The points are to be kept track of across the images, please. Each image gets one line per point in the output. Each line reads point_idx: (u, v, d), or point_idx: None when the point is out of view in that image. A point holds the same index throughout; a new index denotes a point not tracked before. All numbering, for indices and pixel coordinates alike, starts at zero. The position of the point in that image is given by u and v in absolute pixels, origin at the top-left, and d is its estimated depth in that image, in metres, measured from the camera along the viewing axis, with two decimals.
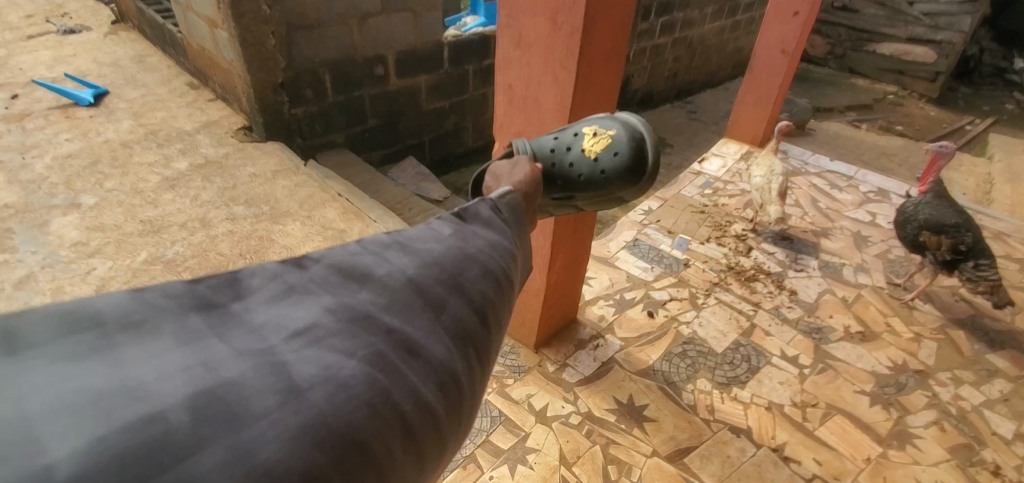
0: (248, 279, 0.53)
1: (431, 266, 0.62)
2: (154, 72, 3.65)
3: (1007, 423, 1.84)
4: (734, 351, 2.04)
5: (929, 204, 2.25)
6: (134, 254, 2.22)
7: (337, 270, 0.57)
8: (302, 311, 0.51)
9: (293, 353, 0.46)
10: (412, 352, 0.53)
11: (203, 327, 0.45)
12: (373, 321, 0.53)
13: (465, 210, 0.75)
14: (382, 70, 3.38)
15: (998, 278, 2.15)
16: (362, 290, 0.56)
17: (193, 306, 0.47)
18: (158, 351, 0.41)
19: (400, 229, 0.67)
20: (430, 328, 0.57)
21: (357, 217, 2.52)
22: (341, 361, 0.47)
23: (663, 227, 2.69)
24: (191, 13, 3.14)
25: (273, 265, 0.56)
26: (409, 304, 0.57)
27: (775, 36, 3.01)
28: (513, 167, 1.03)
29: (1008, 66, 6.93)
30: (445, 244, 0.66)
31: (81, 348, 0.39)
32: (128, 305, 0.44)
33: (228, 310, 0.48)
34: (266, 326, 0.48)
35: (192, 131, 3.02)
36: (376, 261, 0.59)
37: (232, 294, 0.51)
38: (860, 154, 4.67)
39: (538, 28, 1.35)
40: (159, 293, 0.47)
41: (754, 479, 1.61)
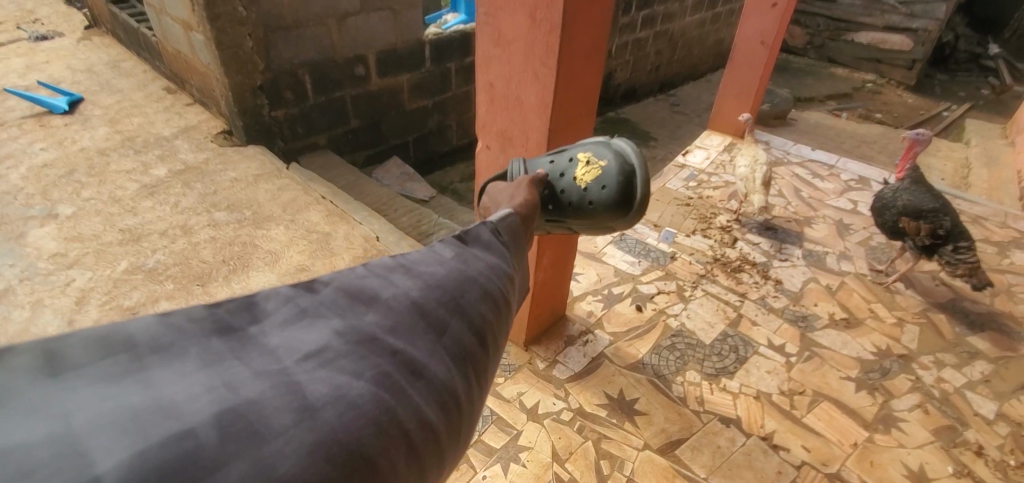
0: (264, 302, 0.56)
1: (434, 287, 0.65)
2: (130, 77, 3.58)
3: (988, 403, 1.88)
4: (721, 342, 2.06)
5: (907, 191, 2.28)
6: (114, 263, 2.18)
7: (345, 293, 0.60)
8: (314, 334, 0.54)
9: (305, 373, 0.48)
10: (415, 372, 0.56)
11: (224, 349, 0.48)
12: (379, 343, 0.56)
13: (467, 234, 0.80)
14: (363, 70, 3.35)
15: (976, 260, 2.18)
16: (369, 312, 0.59)
17: (213, 329, 0.50)
18: (186, 373, 0.44)
19: (405, 252, 0.71)
20: (432, 348, 0.59)
21: (342, 219, 2.49)
22: (350, 382, 0.50)
23: (649, 221, 2.71)
24: (165, 16, 3.08)
25: (286, 289, 0.59)
26: (412, 325, 0.60)
27: (754, 27, 3.03)
28: (514, 188, 1.08)
29: (982, 52, 7.07)
30: (447, 266, 0.70)
31: (116, 369, 0.42)
32: (157, 328, 0.47)
33: (246, 334, 0.51)
34: (281, 348, 0.51)
35: (171, 137, 2.97)
36: (382, 284, 0.63)
37: (249, 317, 0.54)
38: (841, 142, 4.73)
39: (518, 25, 1.34)
40: (184, 317, 0.49)
41: (744, 469, 1.63)
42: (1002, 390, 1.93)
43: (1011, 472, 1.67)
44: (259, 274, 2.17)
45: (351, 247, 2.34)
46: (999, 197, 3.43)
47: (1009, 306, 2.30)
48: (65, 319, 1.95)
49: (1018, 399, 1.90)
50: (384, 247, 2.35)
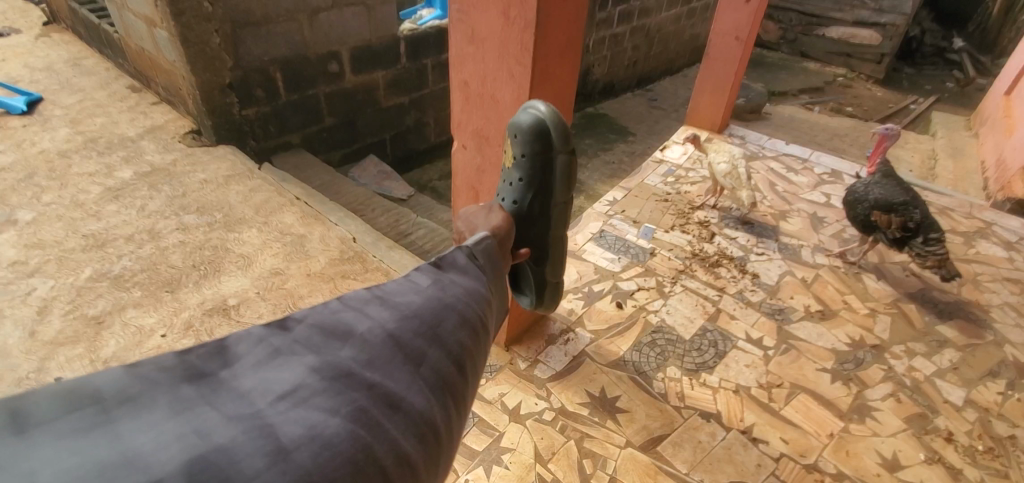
0: (235, 346, 0.71)
1: (408, 319, 0.82)
2: (92, 75, 3.45)
3: (957, 390, 1.93)
4: (701, 337, 2.07)
5: (878, 185, 2.32)
6: (78, 270, 2.10)
7: (318, 331, 0.76)
8: (289, 373, 0.68)
9: (279, 414, 0.62)
10: (392, 406, 0.70)
11: (193, 395, 0.62)
12: (355, 377, 0.70)
13: (443, 261, 0.99)
14: (337, 68, 3.28)
15: (945, 252, 2.24)
16: (344, 348, 0.74)
17: (184, 376, 0.64)
18: (155, 421, 0.57)
19: (381, 285, 0.88)
20: (409, 380, 0.75)
21: (317, 221, 2.44)
22: (324, 420, 0.63)
23: (628, 218, 2.72)
24: (128, 12, 2.97)
25: (259, 329, 0.74)
26: (387, 358, 0.75)
27: (729, 23, 3.05)
28: (487, 213, 1.30)
29: (947, 46, 7.30)
30: (421, 296, 0.88)
31: (84, 423, 0.54)
32: (125, 380, 0.60)
33: (217, 378, 0.66)
34: (254, 391, 0.65)
35: (136, 137, 2.87)
36: (357, 319, 0.79)
37: (220, 362, 0.68)
38: (814, 135, 4.81)
39: (491, 23, 1.31)
40: (153, 367, 0.63)
41: (725, 463, 1.65)
42: (970, 377, 1.98)
43: (980, 457, 1.72)
44: (231, 279, 2.11)
45: (327, 248, 2.30)
46: (965, 188, 3.53)
47: (975, 295, 2.36)
48: (26, 330, 1.87)
49: (985, 385, 1.96)
50: (361, 249, 2.31)
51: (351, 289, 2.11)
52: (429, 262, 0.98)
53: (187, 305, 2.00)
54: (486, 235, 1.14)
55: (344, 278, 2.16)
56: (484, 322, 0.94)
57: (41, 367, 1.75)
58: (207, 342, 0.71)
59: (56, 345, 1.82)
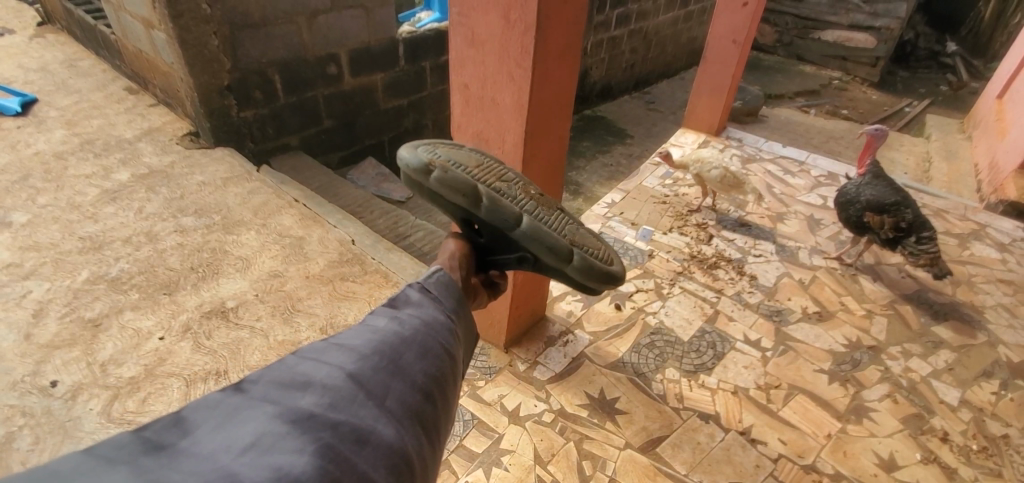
0: (190, 416, 0.68)
1: (368, 357, 0.81)
2: (88, 77, 3.43)
3: (953, 390, 1.94)
4: (699, 338, 2.08)
5: (869, 186, 2.35)
6: (74, 273, 2.09)
7: (276, 385, 0.73)
8: (250, 426, 0.66)
9: (245, 464, 0.61)
10: (359, 441, 0.69)
11: (151, 463, 0.59)
12: (319, 418, 0.69)
13: (399, 300, 0.98)
14: (335, 70, 3.28)
15: (938, 250, 2.25)
16: (304, 395, 0.72)
17: (141, 450, 0.61)
18: None
19: (339, 333, 0.86)
20: (376, 414, 0.74)
21: (315, 223, 2.44)
22: (292, 461, 0.62)
23: (627, 220, 2.73)
24: (125, 13, 2.96)
25: (214, 395, 0.72)
26: (351, 397, 0.74)
27: (726, 26, 3.07)
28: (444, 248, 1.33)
29: (940, 50, 7.37)
30: (380, 334, 0.86)
31: None
32: (75, 461, 0.57)
33: (175, 448, 0.63)
34: (215, 450, 0.62)
35: (133, 139, 2.86)
36: (315, 366, 0.77)
37: (177, 433, 0.65)
38: (810, 138, 4.84)
39: (492, 26, 1.32)
40: (105, 448, 0.60)
41: (724, 464, 1.65)
42: (965, 377, 2.00)
43: (974, 457, 1.73)
44: (229, 281, 2.11)
45: (326, 251, 2.29)
46: (959, 190, 3.56)
47: (970, 296, 2.38)
48: (23, 333, 1.86)
49: (979, 385, 1.97)
50: (360, 251, 2.31)
51: (350, 291, 2.10)
52: (386, 303, 0.97)
53: (186, 307, 1.99)
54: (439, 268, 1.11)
55: (342, 280, 2.15)
56: (451, 349, 0.94)
57: (38, 370, 1.74)
58: (161, 416, 0.68)
59: (52, 347, 1.81)
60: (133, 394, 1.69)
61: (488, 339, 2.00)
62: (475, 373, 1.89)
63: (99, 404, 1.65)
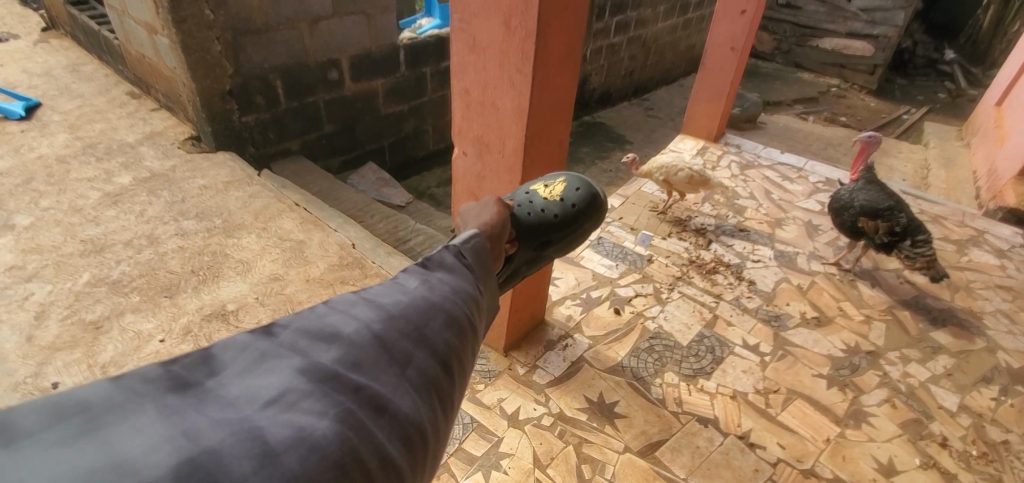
0: (219, 355, 0.57)
1: (395, 319, 0.67)
2: (91, 81, 3.46)
3: (952, 396, 1.95)
4: (698, 343, 2.09)
5: (862, 191, 2.37)
6: (76, 275, 2.10)
7: (305, 334, 0.62)
8: (275, 378, 0.55)
9: (268, 418, 0.50)
10: (378, 409, 0.58)
11: (182, 404, 0.49)
12: (342, 380, 0.57)
13: (430, 259, 0.82)
14: (337, 75, 3.30)
15: (933, 253, 2.27)
16: (329, 350, 0.60)
17: (169, 386, 0.51)
18: (143, 426, 0.45)
19: (368, 286, 0.73)
20: (395, 382, 0.61)
21: (316, 227, 2.45)
22: (313, 423, 0.51)
23: (626, 224, 2.74)
24: (128, 19, 2.98)
25: (243, 336, 0.60)
26: (375, 360, 0.62)
27: (724, 33, 3.10)
28: (482, 209, 1.06)
29: (938, 58, 7.42)
30: (411, 295, 0.72)
31: (67, 432, 0.43)
32: (110, 393, 0.48)
33: (203, 388, 0.52)
34: (240, 398, 0.52)
35: (135, 143, 2.88)
36: (343, 320, 0.64)
37: (205, 371, 0.55)
38: (808, 144, 4.86)
39: (493, 32, 1.34)
40: (137, 378, 0.51)
41: (723, 468, 1.65)
42: (965, 383, 2.00)
43: (974, 462, 1.73)
44: (230, 284, 2.11)
45: (327, 254, 2.30)
46: (957, 197, 3.57)
47: (968, 301, 2.39)
48: (24, 335, 1.86)
49: (978, 391, 1.98)
50: (360, 254, 2.32)
51: None
52: (416, 260, 0.81)
53: (186, 310, 2.00)
54: (474, 232, 0.94)
55: (343, 283, 2.16)
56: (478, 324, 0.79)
57: (39, 371, 1.75)
58: (190, 350, 0.57)
59: (54, 349, 1.82)
60: None
61: (488, 343, 2.00)
62: (475, 376, 1.89)
63: None
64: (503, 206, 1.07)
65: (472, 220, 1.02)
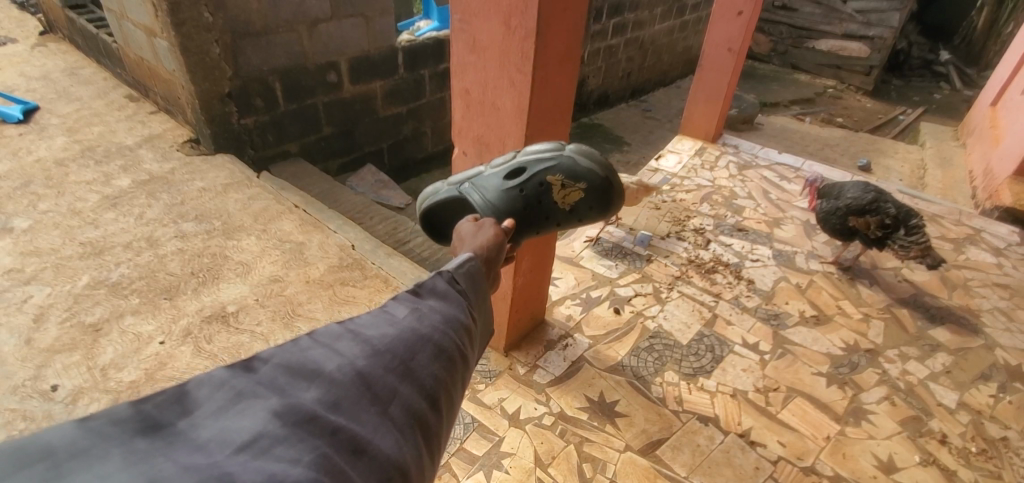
0: (195, 392, 0.56)
1: (380, 354, 0.68)
2: (89, 85, 3.46)
3: (951, 393, 1.95)
4: (698, 342, 2.09)
5: (843, 194, 2.40)
6: (75, 278, 2.10)
7: (285, 369, 0.61)
8: (249, 419, 0.54)
9: (238, 465, 0.49)
10: (355, 451, 0.58)
11: (150, 449, 0.48)
12: (320, 422, 0.57)
13: (422, 285, 0.83)
14: (335, 77, 3.31)
15: (928, 241, 2.26)
16: (309, 389, 0.60)
17: (138, 429, 0.50)
18: (108, 475, 0.44)
19: (354, 317, 0.73)
20: (377, 422, 0.62)
21: (316, 228, 2.45)
22: (286, 469, 0.50)
23: (625, 225, 2.75)
24: (127, 21, 2.99)
25: (220, 371, 0.60)
26: (355, 399, 0.62)
27: (722, 35, 3.11)
28: (478, 228, 1.09)
29: (933, 59, 7.46)
30: (399, 326, 0.73)
31: (31, 481, 0.42)
32: (76, 435, 0.47)
33: (174, 430, 0.52)
34: (213, 440, 0.51)
35: (133, 146, 2.88)
36: (327, 356, 0.64)
37: (179, 410, 0.54)
38: (806, 145, 4.87)
39: (493, 32, 1.34)
40: (106, 420, 0.50)
41: (723, 466, 1.66)
42: (962, 380, 2.01)
43: (973, 458, 1.74)
44: (230, 286, 2.11)
45: (326, 256, 2.30)
46: (954, 197, 3.59)
47: (966, 299, 2.40)
48: (24, 338, 1.86)
49: (977, 388, 1.98)
50: (360, 256, 2.32)
51: (351, 296, 2.11)
52: (406, 287, 0.82)
53: (186, 312, 2.00)
54: (469, 255, 0.96)
55: (342, 285, 2.16)
56: (465, 355, 0.80)
57: (38, 374, 1.74)
58: (163, 387, 0.56)
59: (53, 352, 1.82)
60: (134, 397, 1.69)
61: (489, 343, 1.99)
62: (474, 376, 1.89)
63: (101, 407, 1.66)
64: (504, 228, 1.11)
65: (470, 240, 1.06)
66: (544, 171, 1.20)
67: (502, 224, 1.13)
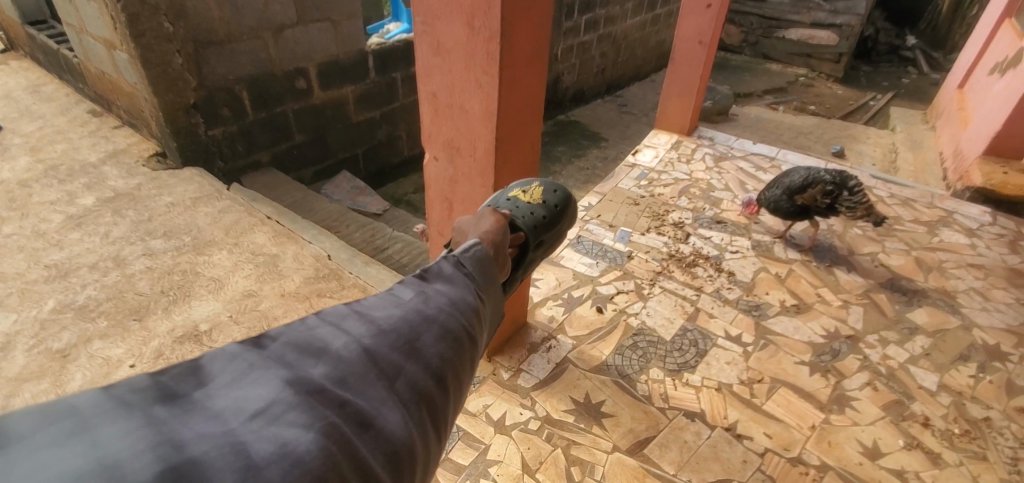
0: (209, 365, 0.58)
1: (385, 334, 0.68)
2: (50, 102, 3.34)
3: (931, 375, 1.98)
4: (681, 337, 2.09)
5: (779, 179, 2.45)
6: (40, 303, 2.02)
7: (294, 347, 0.62)
8: (261, 388, 0.56)
9: (251, 432, 0.51)
10: (363, 425, 0.58)
11: (169, 414, 0.50)
12: (328, 394, 0.58)
13: (428, 270, 0.83)
14: (305, 84, 3.24)
15: (869, 198, 2.32)
16: (317, 365, 0.61)
17: (156, 396, 0.52)
18: (131, 430, 0.46)
19: (361, 299, 0.73)
20: (384, 396, 0.62)
21: (289, 239, 2.39)
22: (298, 436, 0.52)
23: (604, 222, 2.73)
24: (86, 35, 2.89)
25: (233, 346, 0.61)
26: (362, 375, 0.62)
27: (692, 28, 3.11)
28: (478, 219, 1.08)
29: (900, 44, 7.59)
30: (404, 308, 0.73)
31: (61, 432, 0.44)
32: (102, 399, 0.49)
33: (189, 399, 0.53)
34: (227, 409, 0.52)
35: (97, 163, 2.78)
36: (333, 334, 0.65)
37: (193, 382, 0.56)
38: (780, 134, 4.93)
39: (456, 34, 1.31)
40: (125, 388, 0.51)
41: (711, 461, 1.65)
42: (942, 362, 2.03)
43: (956, 440, 1.76)
44: (202, 303, 2.05)
45: (302, 267, 2.25)
46: (926, 179, 3.64)
47: (942, 281, 2.43)
48: None
49: (956, 369, 2.01)
50: (336, 266, 2.27)
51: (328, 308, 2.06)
52: (413, 273, 0.82)
53: (157, 333, 1.93)
54: (477, 241, 0.95)
55: (319, 296, 2.11)
56: (475, 337, 0.79)
57: (4, 405, 1.67)
58: (178, 362, 0.58)
59: (20, 381, 1.74)
60: None
61: None
62: None
63: None
64: (501, 214, 1.11)
65: (473, 228, 1.04)
66: (503, 194, 1.30)
67: (496, 210, 1.14)
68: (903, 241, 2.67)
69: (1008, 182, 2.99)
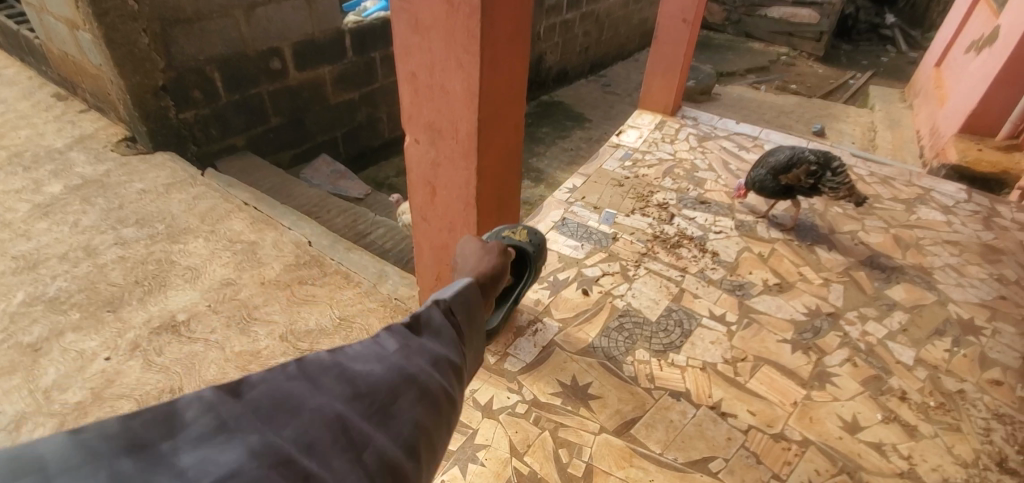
0: (182, 413, 0.53)
1: (364, 396, 0.65)
2: (11, 85, 3.18)
3: (908, 350, 2.02)
4: (666, 318, 2.10)
5: (765, 159, 2.46)
6: (8, 295, 1.94)
7: (272, 402, 0.58)
8: (231, 447, 0.51)
9: None
10: None
11: (132, 472, 0.45)
12: (296, 463, 0.53)
13: (416, 320, 0.81)
14: (279, 64, 3.13)
15: (851, 180, 2.35)
16: (289, 427, 0.56)
17: (121, 451, 0.47)
18: None
19: (344, 349, 0.70)
20: (353, 469, 0.57)
21: (268, 226, 2.33)
22: None
23: (589, 204, 2.72)
24: (45, 13, 2.74)
25: (209, 392, 0.56)
26: (334, 443, 0.58)
27: (675, 5, 3.07)
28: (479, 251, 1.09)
29: (880, 22, 7.62)
30: (385, 365, 0.70)
31: None
32: (66, 448, 0.45)
33: (156, 452, 0.48)
34: (195, 467, 0.48)
35: (63, 149, 2.67)
36: (313, 391, 0.62)
37: (162, 432, 0.51)
38: (762, 113, 4.94)
39: (435, 11, 1.25)
40: (91, 436, 0.47)
41: (697, 439, 1.68)
42: (918, 337, 2.08)
43: (932, 413, 1.81)
44: (179, 293, 1.99)
45: (282, 254, 2.19)
46: (903, 157, 3.69)
47: (919, 258, 2.48)
48: None
49: (932, 343, 2.06)
50: (318, 252, 2.22)
51: (310, 295, 2.02)
52: (399, 322, 0.79)
53: (133, 324, 1.87)
54: (470, 281, 0.94)
55: (301, 284, 2.07)
56: (452, 399, 0.75)
57: None
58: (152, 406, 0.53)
59: None
60: (81, 420, 1.59)
61: None
62: None
63: (44, 435, 1.54)
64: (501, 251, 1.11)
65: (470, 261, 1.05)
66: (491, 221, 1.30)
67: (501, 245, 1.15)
68: (882, 219, 2.71)
69: (982, 158, 3.07)
